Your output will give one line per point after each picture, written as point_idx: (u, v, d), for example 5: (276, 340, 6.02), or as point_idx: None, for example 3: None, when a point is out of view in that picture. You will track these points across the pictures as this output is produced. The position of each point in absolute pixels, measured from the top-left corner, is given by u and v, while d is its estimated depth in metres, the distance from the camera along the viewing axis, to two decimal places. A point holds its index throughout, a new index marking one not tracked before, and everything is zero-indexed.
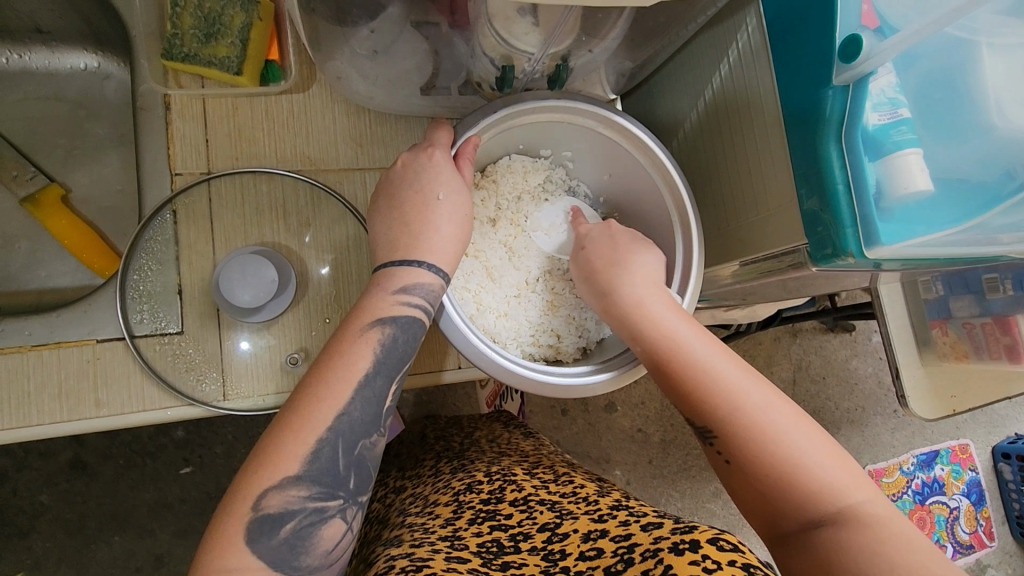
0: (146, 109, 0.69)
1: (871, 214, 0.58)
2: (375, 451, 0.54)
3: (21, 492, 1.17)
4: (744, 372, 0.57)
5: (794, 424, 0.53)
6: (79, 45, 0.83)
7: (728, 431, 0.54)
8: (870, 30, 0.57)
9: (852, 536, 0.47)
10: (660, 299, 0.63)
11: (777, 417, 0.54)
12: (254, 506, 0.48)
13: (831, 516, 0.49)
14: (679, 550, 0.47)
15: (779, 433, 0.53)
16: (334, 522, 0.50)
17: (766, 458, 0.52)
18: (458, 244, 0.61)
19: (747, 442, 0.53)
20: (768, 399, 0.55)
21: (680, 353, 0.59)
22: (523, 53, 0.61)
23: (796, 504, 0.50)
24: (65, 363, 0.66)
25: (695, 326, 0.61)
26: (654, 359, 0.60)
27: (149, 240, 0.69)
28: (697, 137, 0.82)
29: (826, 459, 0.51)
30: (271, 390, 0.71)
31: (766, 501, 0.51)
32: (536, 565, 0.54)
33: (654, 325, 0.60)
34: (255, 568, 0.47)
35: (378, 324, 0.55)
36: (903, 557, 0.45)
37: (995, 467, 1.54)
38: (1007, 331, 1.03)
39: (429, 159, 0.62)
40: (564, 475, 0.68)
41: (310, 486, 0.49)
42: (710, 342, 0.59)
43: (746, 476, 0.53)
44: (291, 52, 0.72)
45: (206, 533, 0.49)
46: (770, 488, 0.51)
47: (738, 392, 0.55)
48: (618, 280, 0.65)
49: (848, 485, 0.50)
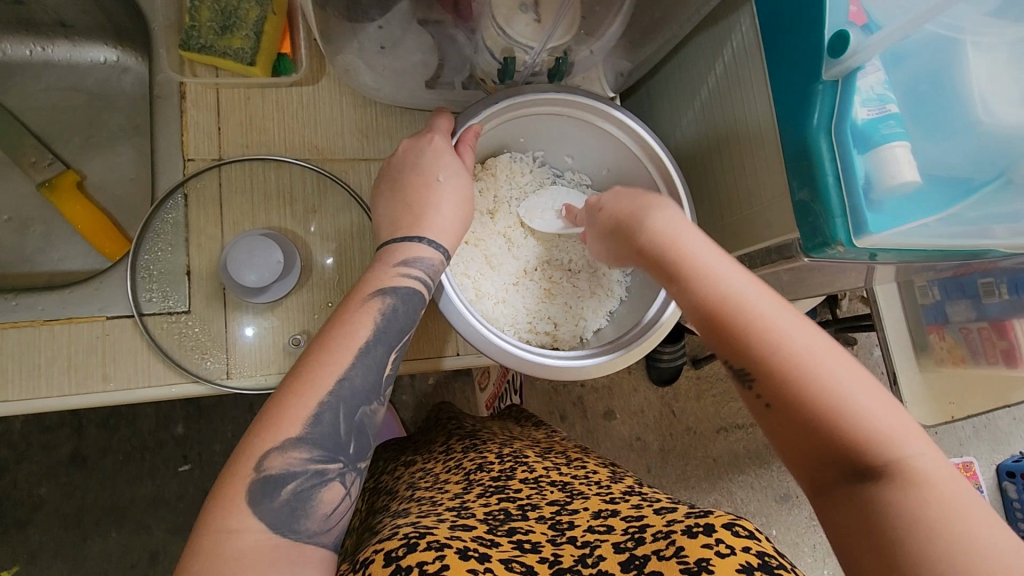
0: (162, 97, 0.72)
1: (859, 204, 0.60)
2: (375, 419, 0.55)
3: (21, 483, 1.18)
4: (789, 313, 0.51)
5: (851, 369, 0.47)
6: (100, 40, 0.87)
7: (770, 371, 0.48)
8: (858, 26, 0.58)
9: (899, 491, 0.42)
10: (697, 239, 0.57)
11: (827, 360, 0.47)
12: (256, 467, 0.49)
13: (878, 469, 0.44)
14: (692, 533, 0.48)
15: (828, 372, 0.47)
16: (333, 486, 0.51)
17: (812, 402, 0.46)
18: (458, 225, 0.63)
19: (795, 388, 0.47)
20: (816, 338, 0.49)
21: (716, 291, 0.53)
22: (524, 45, 0.63)
23: (839, 455, 0.45)
24: (75, 338, 0.68)
25: (735, 267, 0.54)
26: (687, 299, 0.54)
27: (160, 222, 0.72)
28: (692, 136, 0.85)
29: (879, 404, 0.46)
30: (274, 370, 0.73)
31: (810, 449, 0.46)
32: (544, 532, 0.55)
33: (691, 264, 0.55)
34: (257, 529, 0.47)
35: (379, 295, 0.57)
36: (960, 521, 0.40)
37: (999, 486, 1.53)
38: (1003, 335, 1.05)
39: (429, 144, 0.64)
40: (576, 461, 0.72)
41: (311, 449, 0.51)
42: (753, 281, 0.53)
43: (790, 422, 0.47)
44: (303, 46, 0.75)
45: (210, 495, 0.50)
46: (816, 434, 0.46)
47: (785, 331, 0.49)
48: (645, 219, 0.60)
49: (901, 436, 0.44)
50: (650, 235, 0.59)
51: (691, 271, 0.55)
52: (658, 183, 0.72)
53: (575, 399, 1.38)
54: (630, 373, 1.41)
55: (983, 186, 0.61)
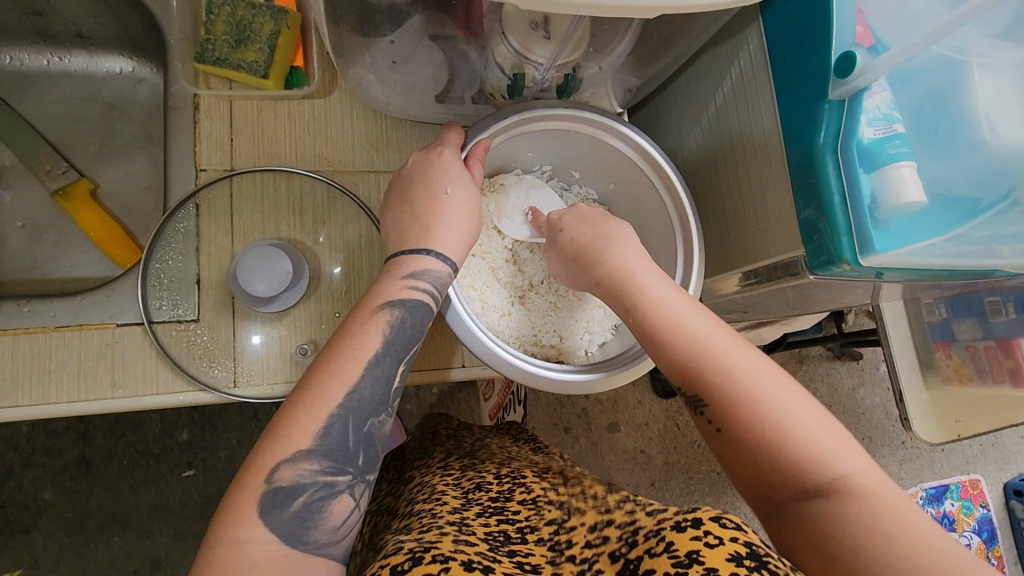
0: (176, 108, 0.73)
1: (864, 223, 0.60)
2: (383, 431, 0.55)
3: (25, 488, 1.18)
4: (734, 341, 0.55)
5: (790, 393, 0.51)
6: (116, 51, 0.88)
7: (716, 397, 0.52)
8: (865, 47, 0.60)
9: (843, 507, 0.45)
10: (651, 271, 0.61)
11: (771, 387, 0.51)
12: (267, 479, 0.49)
13: (823, 486, 0.47)
14: (681, 528, 0.49)
15: (771, 396, 0.50)
16: (343, 497, 0.52)
17: (758, 428, 0.49)
18: (466, 237, 0.64)
19: (740, 412, 0.50)
20: (760, 368, 0.53)
21: (668, 323, 0.56)
22: (532, 63, 0.64)
23: (787, 475, 0.48)
24: (85, 345, 0.68)
25: (686, 299, 0.59)
26: (641, 329, 0.58)
27: (171, 231, 0.72)
28: (699, 151, 0.85)
29: (818, 426, 0.49)
30: (281, 379, 0.73)
31: (760, 470, 0.49)
32: (544, 553, 0.57)
33: (645, 296, 0.59)
34: (267, 540, 0.48)
35: (387, 306, 0.57)
36: (898, 533, 0.43)
37: (1007, 505, 1.52)
38: (1010, 354, 1.04)
39: (438, 157, 0.65)
40: (573, 483, 0.71)
41: (321, 460, 0.51)
42: (702, 313, 0.57)
43: (738, 445, 0.50)
44: (316, 59, 0.76)
45: (221, 506, 0.50)
46: (762, 456, 0.49)
47: (732, 362, 0.53)
48: (603, 251, 0.63)
49: (843, 454, 0.48)
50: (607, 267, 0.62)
51: (646, 305, 0.58)
52: (662, 195, 0.73)
53: (579, 412, 1.37)
54: (635, 386, 1.41)
55: (989, 209, 0.61)
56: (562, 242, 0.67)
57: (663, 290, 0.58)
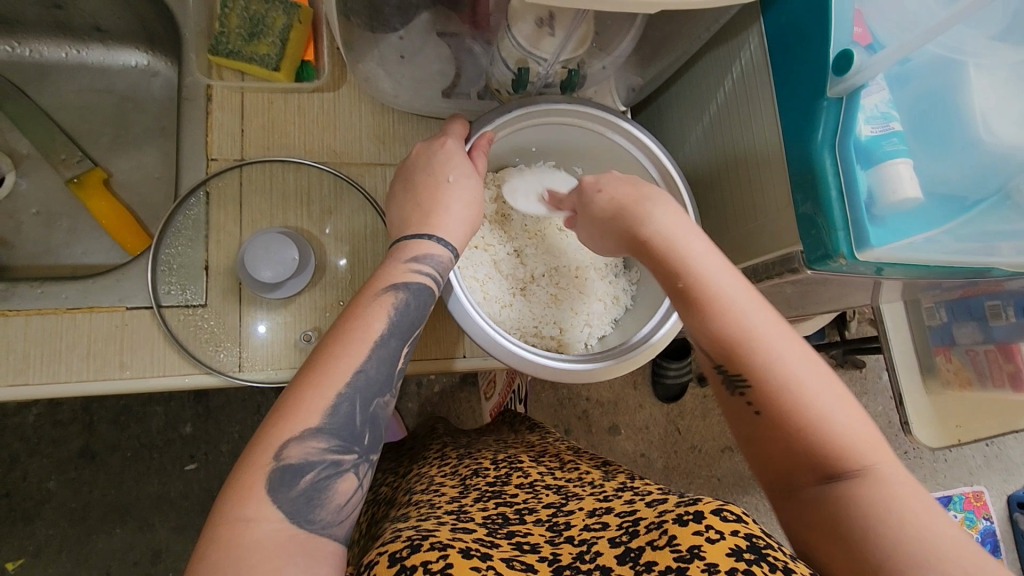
0: (189, 99, 0.75)
1: (861, 218, 0.61)
2: (387, 411, 0.57)
3: (29, 477, 1.20)
4: (777, 323, 0.55)
5: (827, 382, 0.51)
6: (132, 45, 0.90)
7: (757, 375, 0.52)
8: (863, 46, 0.61)
9: (868, 493, 0.46)
10: (697, 243, 0.60)
11: (811, 374, 0.51)
12: (275, 456, 0.50)
13: (850, 473, 0.47)
14: (683, 521, 0.49)
15: (809, 383, 0.51)
16: (348, 476, 0.53)
17: (798, 409, 0.50)
18: (469, 225, 0.65)
19: (781, 394, 0.51)
20: (801, 354, 0.53)
21: (715, 295, 0.56)
22: (537, 57, 0.65)
23: (815, 459, 0.49)
24: (95, 327, 0.70)
25: (731, 274, 0.58)
26: (684, 301, 0.57)
27: (181, 218, 0.74)
28: (700, 149, 0.86)
29: (851, 415, 0.50)
30: (284, 365, 0.75)
31: (789, 452, 0.50)
32: (541, 534, 0.56)
33: (691, 269, 0.58)
34: (273, 518, 0.48)
35: (391, 289, 0.59)
36: (916, 522, 0.44)
37: (1011, 517, 1.51)
38: (1009, 358, 1.04)
39: (441, 147, 0.66)
40: (569, 463, 0.73)
41: (328, 439, 0.52)
42: (747, 290, 0.57)
43: (773, 424, 0.51)
44: (325, 54, 0.78)
45: (226, 484, 0.50)
46: (793, 438, 0.50)
47: (775, 342, 0.53)
48: (648, 216, 0.61)
49: (872, 445, 0.49)
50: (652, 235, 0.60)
51: (692, 276, 0.57)
52: (658, 183, 0.74)
53: (580, 413, 1.38)
54: (636, 389, 1.41)
55: (977, 205, 0.62)
56: (596, 208, 0.65)
57: (710, 262, 0.58)
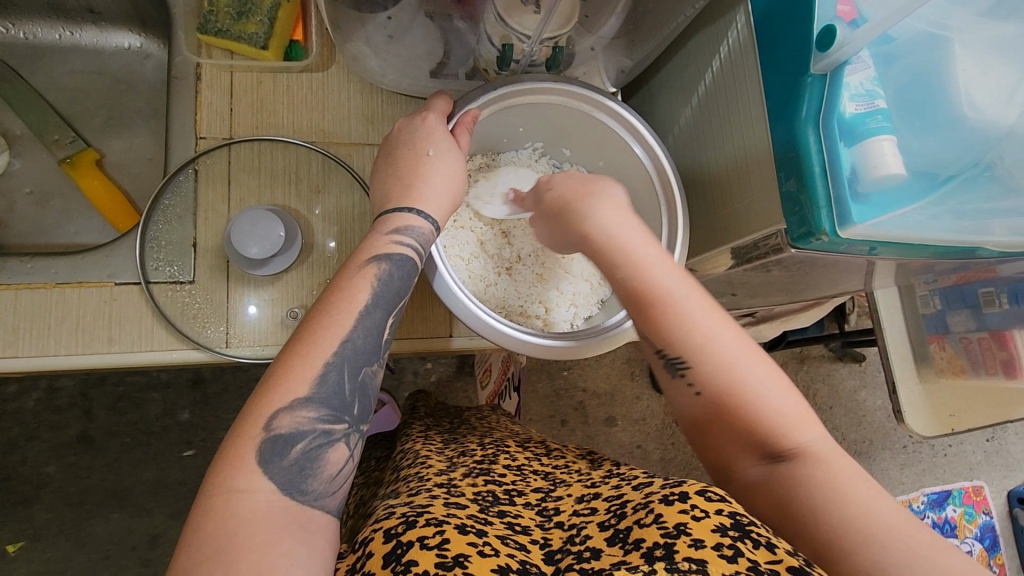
0: (179, 78, 0.75)
1: (844, 195, 0.61)
2: (376, 381, 0.57)
3: (29, 462, 1.21)
4: (712, 310, 0.56)
5: (759, 365, 0.53)
6: (125, 27, 0.91)
7: (699, 364, 0.53)
8: (846, 21, 0.60)
9: (810, 470, 0.48)
10: (636, 231, 0.60)
11: (744, 359, 0.53)
12: (266, 426, 0.50)
13: (791, 451, 0.50)
14: (668, 500, 0.47)
15: (744, 370, 0.52)
16: (339, 446, 0.53)
17: (734, 398, 0.52)
18: (450, 201, 0.66)
19: (721, 381, 0.52)
20: (737, 338, 0.54)
21: (655, 287, 0.56)
22: (520, 34, 0.66)
23: (760, 439, 0.51)
24: (84, 302, 0.71)
25: (669, 263, 0.58)
26: (627, 293, 0.57)
27: (170, 195, 0.75)
28: (690, 133, 0.86)
29: (784, 395, 0.52)
30: (271, 342, 0.76)
31: (731, 437, 0.52)
32: (531, 518, 0.57)
33: (632, 258, 0.58)
34: (265, 488, 0.48)
35: (374, 261, 0.59)
36: (859, 496, 0.47)
37: (1010, 513, 1.51)
38: (1003, 345, 1.04)
39: (423, 123, 0.66)
40: (555, 450, 0.74)
41: (318, 409, 0.52)
42: (683, 279, 0.57)
43: (714, 408, 0.52)
44: (314, 34, 0.78)
45: (219, 452, 0.50)
46: (736, 423, 0.51)
47: (710, 331, 0.54)
48: (592, 208, 0.61)
49: (805, 422, 0.51)
50: (595, 228, 0.60)
51: (636, 269, 0.57)
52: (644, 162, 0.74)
53: (576, 404, 1.38)
54: (633, 380, 1.41)
55: (950, 180, 0.62)
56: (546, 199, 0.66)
57: (655, 255, 0.57)
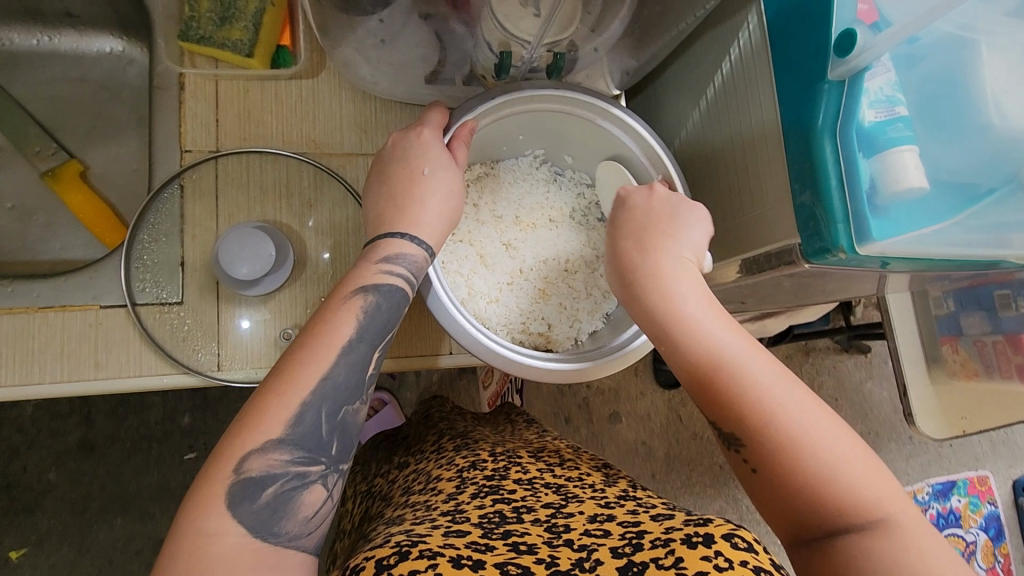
0: (161, 88, 0.72)
1: (862, 209, 0.58)
2: (358, 418, 0.54)
3: (29, 469, 1.20)
4: (779, 376, 0.52)
5: (832, 436, 0.49)
6: (106, 30, 0.87)
7: (756, 436, 0.50)
8: (866, 24, 0.56)
9: (877, 547, 0.45)
10: (696, 294, 0.58)
11: (816, 430, 0.49)
12: (236, 468, 0.47)
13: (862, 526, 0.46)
14: (691, 543, 0.47)
15: (812, 441, 0.49)
16: (315, 488, 0.50)
17: (796, 469, 0.48)
18: (445, 220, 0.63)
19: (782, 454, 0.49)
20: (806, 405, 0.51)
21: (711, 355, 0.54)
22: (520, 40, 0.63)
23: (826, 515, 0.47)
24: (69, 326, 0.68)
25: (731, 327, 0.56)
26: (680, 362, 0.56)
27: (155, 213, 0.72)
28: (698, 136, 0.83)
29: (863, 469, 0.48)
30: (264, 364, 0.73)
31: (791, 509, 0.48)
32: (540, 534, 0.53)
33: (685, 322, 0.56)
34: (235, 532, 0.46)
35: (361, 292, 0.56)
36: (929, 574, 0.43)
37: (1016, 502, 1.49)
38: (1018, 349, 1.00)
39: (418, 138, 0.63)
40: (568, 462, 0.72)
41: (292, 450, 0.49)
42: (745, 343, 0.55)
43: (772, 481, 0.49)
44: (302, 40, 0.74)
45: (188, 492, 0.48)
46: (798, 497, 0.48)
47: (774, 400, 0.50)
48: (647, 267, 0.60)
49: (881, 498, 0.47)
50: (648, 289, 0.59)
51: (688, 333, 0.56)
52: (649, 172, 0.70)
53: (580, 402, 1.36)
54: (637, 376, 1.39)
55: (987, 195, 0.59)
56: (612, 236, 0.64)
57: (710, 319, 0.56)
